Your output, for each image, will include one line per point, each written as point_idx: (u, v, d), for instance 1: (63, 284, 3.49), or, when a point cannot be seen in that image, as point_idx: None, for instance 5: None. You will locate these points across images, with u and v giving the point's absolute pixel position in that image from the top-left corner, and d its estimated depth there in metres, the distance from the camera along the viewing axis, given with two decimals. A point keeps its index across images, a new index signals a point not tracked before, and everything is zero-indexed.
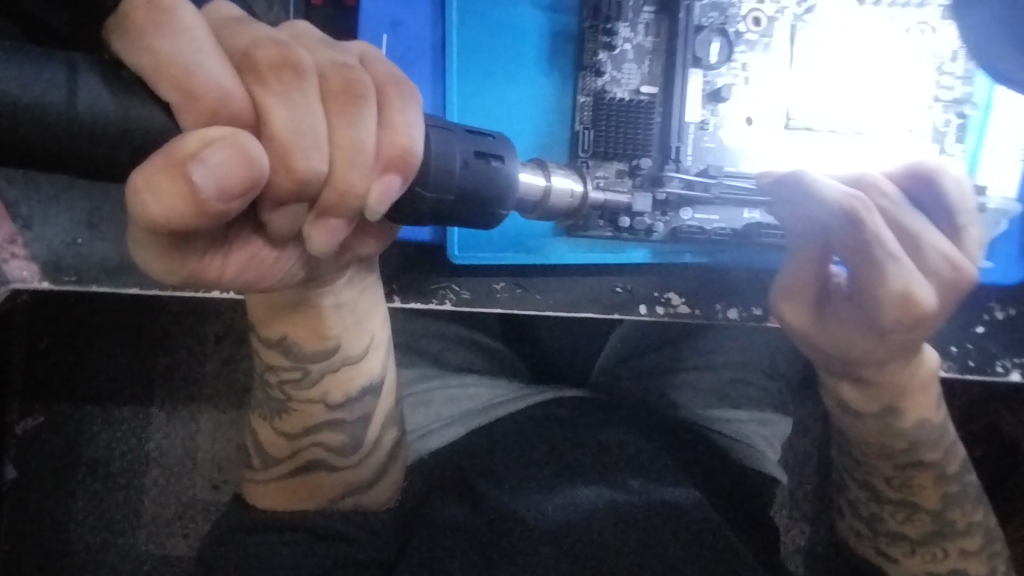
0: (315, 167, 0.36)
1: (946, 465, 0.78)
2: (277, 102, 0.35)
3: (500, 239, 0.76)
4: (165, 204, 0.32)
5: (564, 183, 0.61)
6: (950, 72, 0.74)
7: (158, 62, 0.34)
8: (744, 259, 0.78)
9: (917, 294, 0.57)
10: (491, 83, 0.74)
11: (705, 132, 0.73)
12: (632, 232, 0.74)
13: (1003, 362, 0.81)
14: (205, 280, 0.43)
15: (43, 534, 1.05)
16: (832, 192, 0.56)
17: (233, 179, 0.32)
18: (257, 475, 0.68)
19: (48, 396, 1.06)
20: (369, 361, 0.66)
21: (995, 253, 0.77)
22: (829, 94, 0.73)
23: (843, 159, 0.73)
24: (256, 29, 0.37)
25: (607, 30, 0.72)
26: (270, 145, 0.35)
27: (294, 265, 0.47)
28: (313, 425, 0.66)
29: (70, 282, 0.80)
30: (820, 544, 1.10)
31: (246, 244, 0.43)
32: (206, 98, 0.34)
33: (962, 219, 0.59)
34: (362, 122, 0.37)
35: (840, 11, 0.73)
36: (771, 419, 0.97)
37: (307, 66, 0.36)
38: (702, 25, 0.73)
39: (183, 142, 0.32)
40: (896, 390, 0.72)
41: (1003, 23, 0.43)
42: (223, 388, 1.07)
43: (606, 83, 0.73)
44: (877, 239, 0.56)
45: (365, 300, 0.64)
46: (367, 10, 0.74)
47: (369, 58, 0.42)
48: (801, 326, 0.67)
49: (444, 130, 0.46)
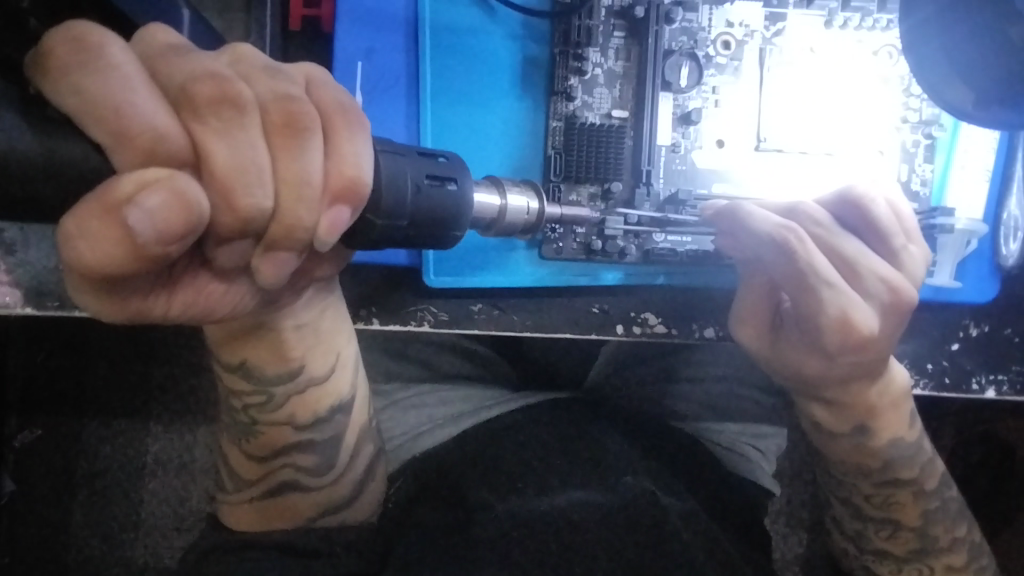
0: (260, 204, 0.37)
1: (925, 482, 0.78)
2: (217, 140, 0.36)
3: (473, 261, 0.78)
4: (101, 247, 0.33)
5: (518, 201, 0.61)
6: (916, 93, 0.77)
7: (87, 103, 0.34)
8: (707, 282, 0.79)
9: (855, 317, 0.61)
10: (464, 109, 0.76)
11: (676, 154, 0.76)
12: (604, 255, 0.77)
13: (978, 379, 0.81)
14: (151, 318, 0.43)
15: (41, 549, 1.06)
16: (763, 225, 0.61)
17: (172, 221, 0.33)
18: (232, 497, 0.68)
19: (45, 411, 1.06)
20: (336, 381, 0.67)
21: (966, 271, 0.80)
22: (796, 116, 0.75)
23: (813, 179, 0.75)
24: (193, 61, 0.37)
25: (577, 56, 0.75)
26: (208, 181, 0.36)
27: (246, 297, 0.47)
28: (280, 448, 0.67)
29: (53, 307, 0.81)
30: (819, 555, 1.10)
31: (192, 280, 0.44)
32: (141, 138, 0.34)
33: (896, 242, 0.65)
34: (307, 155, 0.39)
35: (807, 34, 0.76)
36: (763, 430, 1.03)
37: (247, 101, 0.37)
38: (671, 49, 0.75)
39: (117, 184, 0.33)
40: (865, 408, 0.73)
41: (944, 59, 0.54)
42: (211, 404, 1.08)
43: (577, 107, 0.76)
44: (811, 268, 0.60)
45: (327, 319, 0.65)
46: (342, 39, 0.76)
47: (314, 81, 0.42)
48: (759, 348, 0.71)
49: (395, 155, 0.47)
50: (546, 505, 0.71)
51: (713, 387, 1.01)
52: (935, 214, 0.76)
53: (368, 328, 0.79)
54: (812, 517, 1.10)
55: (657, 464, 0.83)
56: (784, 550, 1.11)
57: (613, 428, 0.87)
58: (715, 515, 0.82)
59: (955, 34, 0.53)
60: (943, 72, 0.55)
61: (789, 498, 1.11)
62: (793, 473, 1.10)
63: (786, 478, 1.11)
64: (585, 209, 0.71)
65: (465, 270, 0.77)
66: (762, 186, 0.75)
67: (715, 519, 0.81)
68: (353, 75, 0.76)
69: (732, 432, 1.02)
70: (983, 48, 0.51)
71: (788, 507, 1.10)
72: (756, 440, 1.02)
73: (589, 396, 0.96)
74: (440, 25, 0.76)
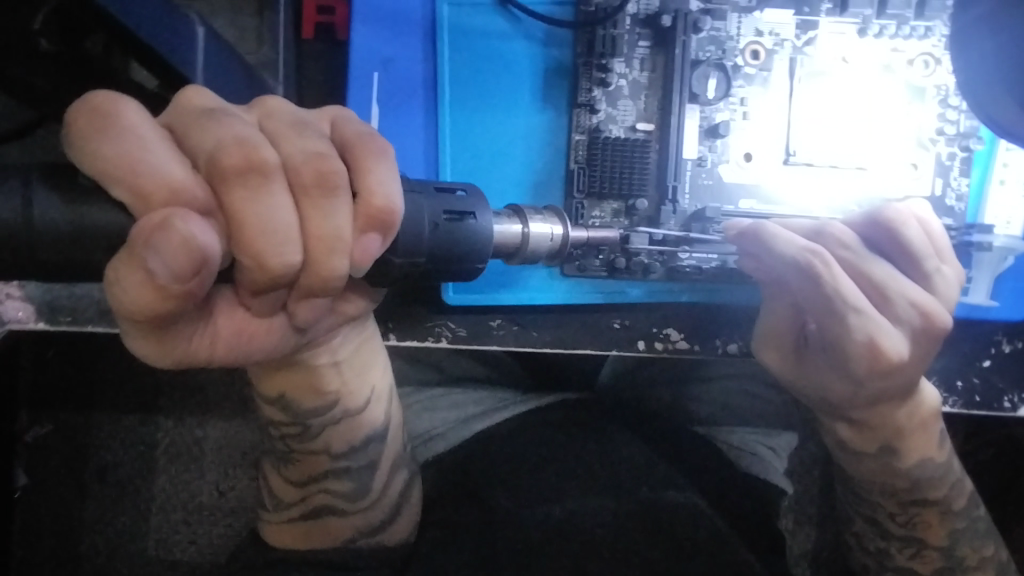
0: (289, 261, 0.37)
1: (952, 501, 0.75)
2: (245, 209, 0.35)
3: (494, 277, 0.76)
4: (134, 296, 0.35)
5: (542, 229, 0.61)
6: (953, 105, 0.76)
7: (106, 166, 0.35)
8: (725, 299, 0.78)
9: (883, 342, 0.61)
10: (488, 121, 0.75)
11: (702, 168, 0.74)
12: (629, 272, 0.75)
13: (1011, 398, 0.81)
14: (196, 362, 0.44)
15: (51, 542, 1.05)
16: (789, 248, 0.61)
17: (140, 294, 0.34)
18: (271, 517, 0.67)
19: (56, 406, 1.05)
20: (371, 412, 0.66)
21: (1001, 291, 0.79)
22: (827, 130, 0.74)
23: (843, 194, 0.75)
24: (223, 125, 0.37)
25: (601, 67, 0.73)
26: (239, 247, 0.36)
27: (284, 336, 0.48)
28: (318, 473, 0.66)
29: (66, 322, 0.78)
30: (831, 552, 1.08)
31: (230, 316, 0.44)
32: (157, 195, 0.34)
33: (928, 264, 0.64)
34: (336, 212, 0.38)
35: (837, 44, 0.75)
36: (775, 429, 1.03)
37: (272, 166, 0.36)
38: (699, 59, 0.73)
39: (161, 280, 0.34)
40: (893, 430, 0.71)
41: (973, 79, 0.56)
42: (225, 406, 1.07)
43: (601, 120, 0.74)
44: (835, 291, 0.61)
45: (363, 352, 0.64)
46: (358, 49, 0.74)
47: (338, 120, 0.44)
48: (782, 371, 0.72)
49: (413, 193, 0.47)
50: (561, 511, 0.70)
51: (727, 387, 1.00)
52: (972, 231, 0.75)
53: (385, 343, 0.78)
54: (820, 512, 1.09)
55: (678, 465, 0.80)
56: (794, 547, 1.09)
57: (628, 425, 0.85)
58: (738, 522, 0.80)
59: (972, 59, 0.54)
60: (975, 95, 0.56)
61: (800, 495, 1.09)
62: (807, 473, 1.08)
63: (794, 471, 1.08)
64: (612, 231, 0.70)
65: (487, 287, 0.76)
66: (790, 203, 0.74)
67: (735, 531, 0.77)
68: (369, 87, 0.74)
69: (744, 433, 1.00)
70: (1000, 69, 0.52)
71: (798, 503, 1.09)
72: (768, 439, 1.01)
73: (603, 396, 0.95)
74: (462, 35, 0.74)
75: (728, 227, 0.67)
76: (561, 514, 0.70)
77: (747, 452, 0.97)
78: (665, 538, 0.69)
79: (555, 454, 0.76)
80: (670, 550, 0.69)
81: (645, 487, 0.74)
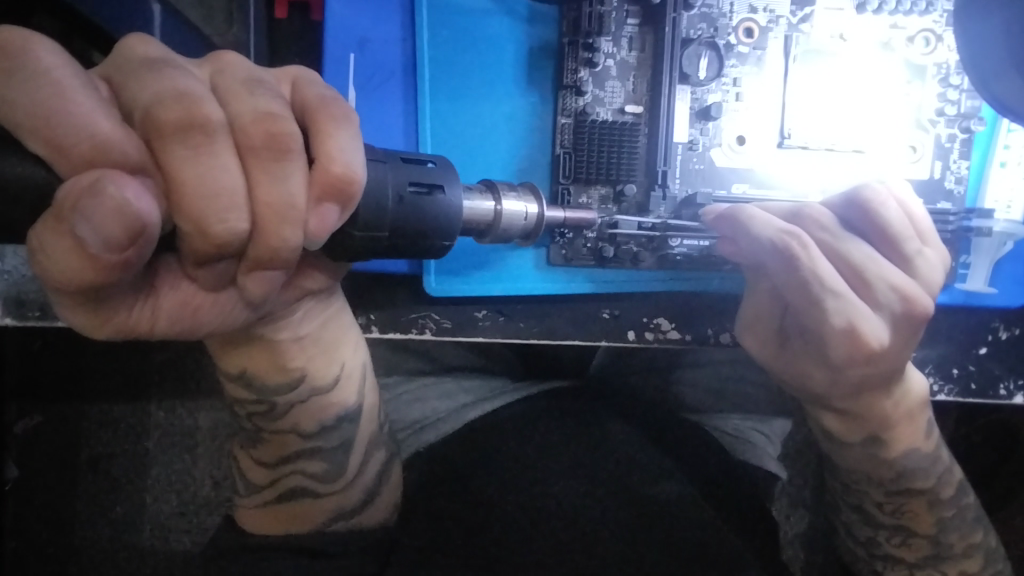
0: (234, 228, 0.34)
1: (941, 490, 0.73)
2: (185, 168, 0.33)
3: (469, 267, 0.74)
4: (64, 264, 0.32)
5: (516, 206, 0.59)
6: (954, 84, 0.73)
7: (21, 113, 0.31)
8: (710, 289, 0.76)
9: (862, 329, 0.60)
10: (470, 103, 0.71)
11: (693, 152, 0.72)
12: (616, 261, 0.73)
13: (1006, 385, 0.79)
14: (140, 332, 0.41)
15: (45, 531, 1.03)
16: (765, 231, 0.60)
17: (69, 259, 0.32)
18: (245, 501, 0.65)
19: (43, 396, 1.02)
20: (341, 391, 0.63)
21: (1000, 277, 0.77)
22: (820, 111, 0.72)
23: (840, 178, 0.73)
24: (165, 78, 0.34)
25: (588, 47, 0.70)
26: (176, 211, 0.33)
27: (235, 310, 0.45)
28: (289, 454, 0.63)
29: (33, 318, 0.75)
30: (824, 537, 1.07)
31: (175, 288, 0.41)
32: (79, 147, 0.31)
33: (910, 246, 0.63)
34: (288, 178, 0.35)
35: (834, 20, 0.72)
36: (769, 415, 1.01)
37: (215, 123, 0.34)
38: (690, 38, 0.70)
39: (90, 247, 0.31)
40: (880, 419, 0.69)
41: (974, 53, 0.53)
42: (206, 395, 1.05)
43: (588, 102, 0.71)
44: (814, 275, 0.59)
45: (329, 330, 0.61)
46: (331, 28, 0.70)
47: (299, 81, 0.41)
48: (763, 357, 0.71)
49: (375, 163, 0.44)
50: (549, 504, 0.67)
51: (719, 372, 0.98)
52: (971, 215, 0.74)
53: (367, 336, 0.76)
54: (815, 496, 1.08)
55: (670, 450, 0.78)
56: (786, 530, 1.08)
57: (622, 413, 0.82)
58: (735, 506, 0.77)
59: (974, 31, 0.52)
60: (977, 72, 0.54)
61: (795, 478, 1.08)
62: (800, 457, 1.07)
63: (788, 456, 1.07)
64: (586, 212, 0.68)
65: (465, 273, 0.74)
66: (782, 187, 0.72)
67: (727, 520, 0.74)
68: (344, 68, 0.70)
69: (738, 419, 0.99)
70: (1008, 42, 0.50)
71: (793, 488, 1.08)
72: (762, 425, 1.01)
73: (595, 382, 0.93)
74: (442, 12, 0.71)
75: (708, 212, 0.66)
76: (546, 503, 0.67)
77: (743, 437, 0.96)
78: (652, 529, 0.67)
79: (549, 438, 0.73)
80: (655, 542, 0.67)
81: (635, 478, 0.71)
